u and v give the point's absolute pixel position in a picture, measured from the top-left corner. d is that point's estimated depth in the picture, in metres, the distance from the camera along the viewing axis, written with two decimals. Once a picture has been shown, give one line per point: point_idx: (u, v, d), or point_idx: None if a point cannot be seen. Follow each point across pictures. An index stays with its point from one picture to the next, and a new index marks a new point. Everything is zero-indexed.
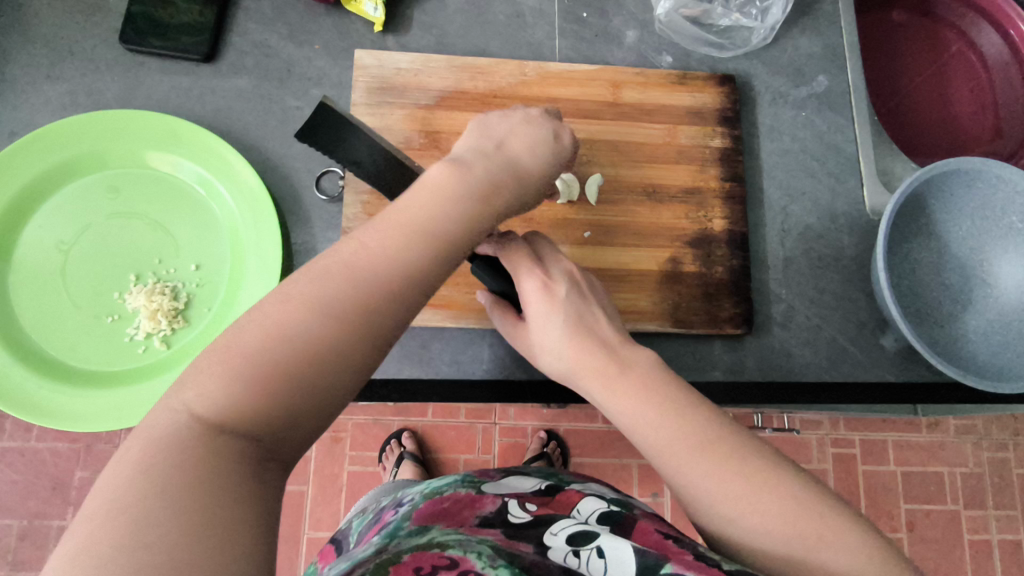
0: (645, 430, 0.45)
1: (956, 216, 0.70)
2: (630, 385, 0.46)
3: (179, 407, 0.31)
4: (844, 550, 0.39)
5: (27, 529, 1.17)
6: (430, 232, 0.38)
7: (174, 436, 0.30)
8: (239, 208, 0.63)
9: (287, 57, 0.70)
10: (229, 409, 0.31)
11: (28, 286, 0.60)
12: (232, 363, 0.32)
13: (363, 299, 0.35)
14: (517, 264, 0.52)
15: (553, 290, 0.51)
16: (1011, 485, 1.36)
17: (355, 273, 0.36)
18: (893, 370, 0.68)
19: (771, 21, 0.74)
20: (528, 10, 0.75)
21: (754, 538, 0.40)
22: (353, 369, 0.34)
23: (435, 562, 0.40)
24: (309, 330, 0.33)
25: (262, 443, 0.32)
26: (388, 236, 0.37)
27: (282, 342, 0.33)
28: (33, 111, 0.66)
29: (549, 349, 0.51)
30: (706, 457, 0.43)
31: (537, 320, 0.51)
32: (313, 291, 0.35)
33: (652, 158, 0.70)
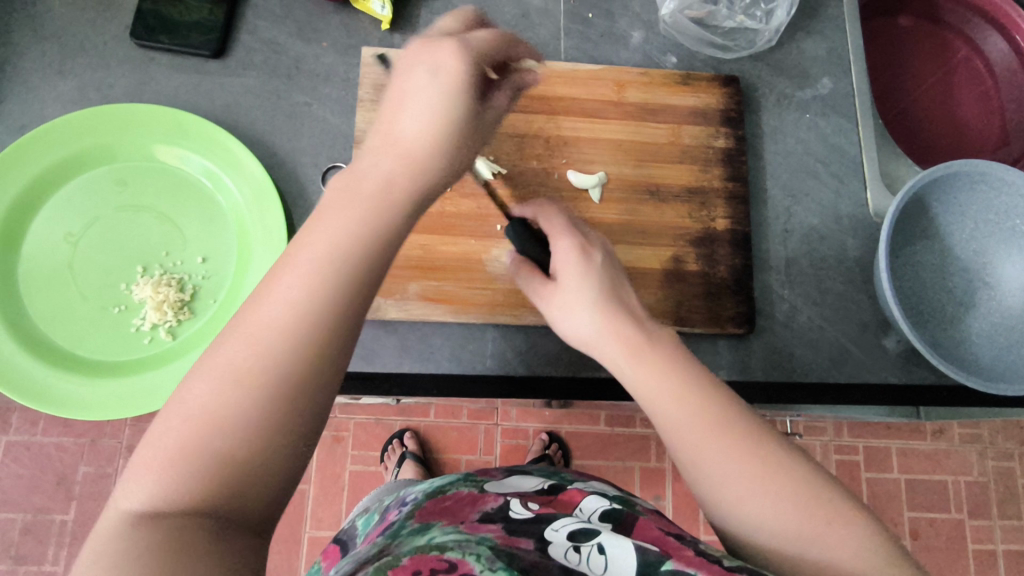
0: (669, 401, 0.45)
1: (960, 218, 0.69)
2: (657, 357, 0.47)
3: (132, 500, 0.32)
4: (850, 537, 0.40)
5: (30, 524, 1.18)
6: (345, 251, 0.38)
7: (118, 536, 0.30)
8: (246, 202, 0.64)
9: (296, 54, 0.71)
10: (183, 491, 0.33)
11: (36, 276, 0.61)
12: (171, 451, 0.33)
13: (293, 352, 0.36)
14: (558, 229, 0.53)
15: (588, 256, 0.51)
16: (1016, 495, 1.36)
17: (271, 318, 0.36)
18: (896, 372, 0.68)
19: (777, 23, 0.75)
20: (534, 11, 0.75)
21: (764, 517, 0.41)
22: (299, 417, 0.36)
23: (434, 565, 0.38)
24: (247, 386, 0.35)
25: (214, 515, 0.32)
26: (302, 267, 0.38)
27: (220, 413, 0.34)
28: (45, 105, 0.67)
29: (576, 311, 0.50)
30: (726, 433, 0.44)
31: (567, 282, 0.51)
32: (229, 350, 0.35)
33: (656, 158, 0.70)
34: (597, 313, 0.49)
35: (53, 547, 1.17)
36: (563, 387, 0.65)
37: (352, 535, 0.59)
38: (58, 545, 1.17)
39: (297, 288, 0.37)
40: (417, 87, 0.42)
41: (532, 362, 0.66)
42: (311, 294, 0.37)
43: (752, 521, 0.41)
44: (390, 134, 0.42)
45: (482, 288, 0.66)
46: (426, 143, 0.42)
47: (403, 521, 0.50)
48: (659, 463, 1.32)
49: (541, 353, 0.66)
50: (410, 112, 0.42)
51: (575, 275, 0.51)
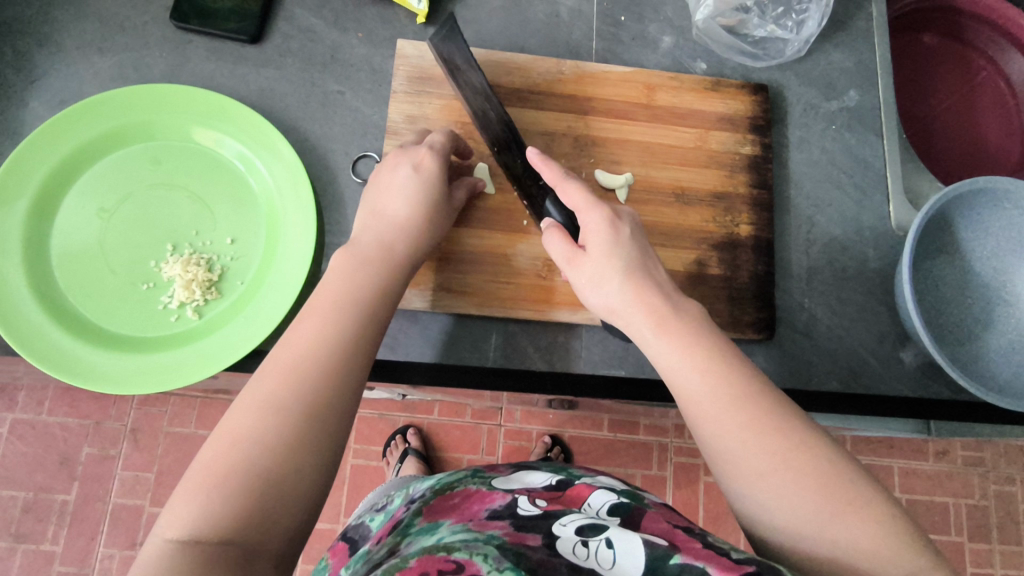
0: (692, 370, 0.47)
1: (982, 235, 0.69)
2: (681, 329, 0.49)
3: (168, 532, 0.38)
4: (871, 519, 0.40)
5: (32, 502, 1.18)
6: (346, 322, 0.49)
7: (159, 560, 0.36)
8: (277, 185, 0.65)
9: (332, 43, 0.72)
10: (213, 520, 0.38)
11: (68, 249, 0.62)
12: (202, 486, 0.39)
13: (310, 402, 0.44)
14: (589, 197, 0.55)
15: (618, 227, 0.54)
16: (1017, 520, 1.35)
17: (285, 369, 0.45)
18: (912, 385, 0.69)
19: (807, 34, 0.75)
20: (566, 11, 0.76)
21: (781, 492, 0.41)
22: (314, 456, 0.42)
23: (441, 566, 0.39)
24: (268, 433, 0.42)
25: (239, 545, 0.38)
26: (313, 330, 0.48)
27: (246, 455, 0.41)
28: (83, 82, 0.68)
29: (604, 282, 0.53)
30: (748, 405, 0.45)
31: (595, 253, 0.53)
32: (256, 398, 0.44)
33: (683, 161, 0.71)
34: (625, 284, 0.52)
35: (53, 526, 1.17)
36: (580, 386, 0.65)
37: (360, 531, 0.59)
38: (59, 524, 1.17)
39: (306, 349, 0.46)
40: (400, 183, 0.59)
41: (551, 358, 0.66)
42: (320, 352, 0.46)
43: (768, 494, 0.42)
44: (385, 214, 0.58)
45: (506, 283, 0.66)
46: (407, 218, 0.58)
47: (410, 519, 0.51)
48: (661, 472, 1.32)
49: (560, 350, 0.66)
50: (402, 197, 0.59)
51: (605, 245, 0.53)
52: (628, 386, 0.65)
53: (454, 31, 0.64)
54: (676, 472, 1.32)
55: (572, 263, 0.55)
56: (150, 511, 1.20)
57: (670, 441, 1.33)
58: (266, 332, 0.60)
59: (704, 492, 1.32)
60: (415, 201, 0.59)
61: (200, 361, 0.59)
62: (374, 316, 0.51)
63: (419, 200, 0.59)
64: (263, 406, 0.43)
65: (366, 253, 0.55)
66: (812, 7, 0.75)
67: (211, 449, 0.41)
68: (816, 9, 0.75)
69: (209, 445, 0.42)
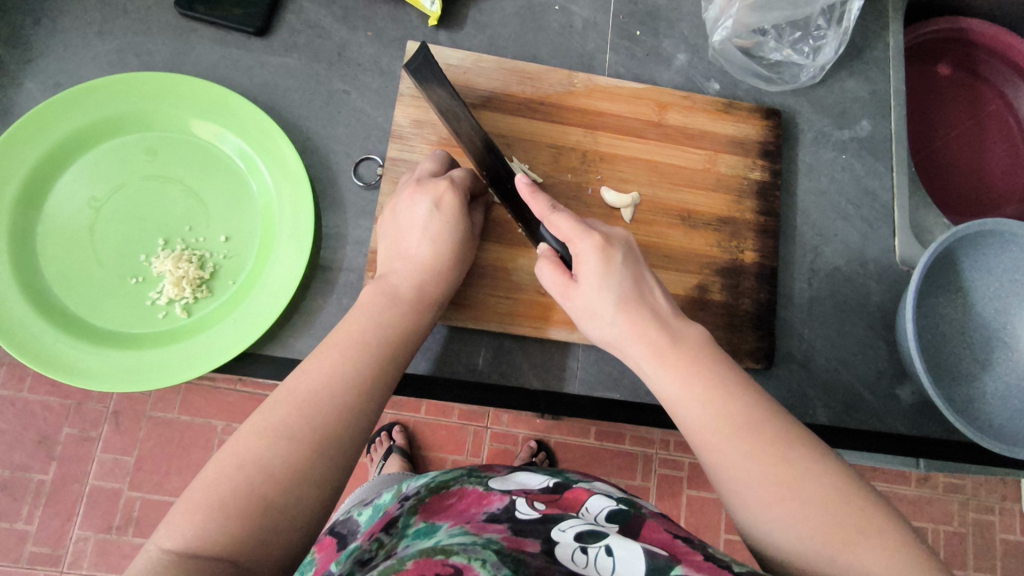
0: (689, 405, 0.46)
1: (986, 275, 0.69)
2: (679, 359, 0.48)
3: (155, 547, 0.36)
4: (885, 548, 0.38)
5: (6, 480, 1.15)
6: (368, 354, 0.48)
7: (152, 570, 0.35)
8: (275, 186, 0.63)
9: (340, 40, 0.70)
10: (204, 540, 0.36)
11: (55, 239, 0.60)
12: (207, 499, 0.38)
13: (316, 427, 0.43)
14: (578, 225, 0.53)
15: (610, 255, 0.52)
16: (994, 549, 1.36)
17: (305, 398, 0.44)
18: (906, 422, 0.68)
19: (822, 60, 0.75)
20: (580, 21, 0.75)
21: (790, 524, 0.40)
22: (317, 481, 0.41)
23: (439, 570, 0.37)
24: (274, 455, 0.41)
25: (236, 564, 0.36)
26: (334, 358, 0.47)
27: (255, 471, 0.40)
28: (81, 64, 0.66)
29: (599, 314, 0.52)
30: (749, 436, 0.44)
31: (587, 284, 0.52)
32: (270, 420, 0.42)
33: (689, 183, 0.69)
34: (621, 313, 0.51)
35: (27, 506, 1.15)
36: (578, 408, 0.64)
37: (349, 527, 0.57)
38: (33, 504, 1.15)
39: (324, 377, 0.45)
40: (420, 221, 0.56)
41: (547, 375, 0.65)
42: (338, 382, 0.45)
43: (775, 527, 0.40)
44: (410, 257, 0.56)
45: (507, 297, 0.65)
46: (428, 254, 0.56)
47: (406, 517, 0.49)
48: (645, 483, 1.31)
49: (558, 368, 0.66)
50: (424, 238, 0.56)
51: (596, 274, 0.52)
52: (625, 409, 0.65)
53: (430, 59, 0.60)
54: (660, 484, 1.31)
55: (564, 296, 0.54)
56: (128, 495, 1.18)
57: (656, 453, 1.32)
58: (256, 334, 0.58)
59: (687, 505, 1.31)
60: (440, 240, 0.56)
61: (187, 361, 0.58)
62: (392, 347, 0.50)
63: (442, 239, 0.56)
64: (275, 430, 0.42)
65: (383, 286, 0.54)
66: (830, 34, 0.74)
67: (219, 462, 0.40)
68: (834, 37, 0.74)
69: (213, 464, 0.40)
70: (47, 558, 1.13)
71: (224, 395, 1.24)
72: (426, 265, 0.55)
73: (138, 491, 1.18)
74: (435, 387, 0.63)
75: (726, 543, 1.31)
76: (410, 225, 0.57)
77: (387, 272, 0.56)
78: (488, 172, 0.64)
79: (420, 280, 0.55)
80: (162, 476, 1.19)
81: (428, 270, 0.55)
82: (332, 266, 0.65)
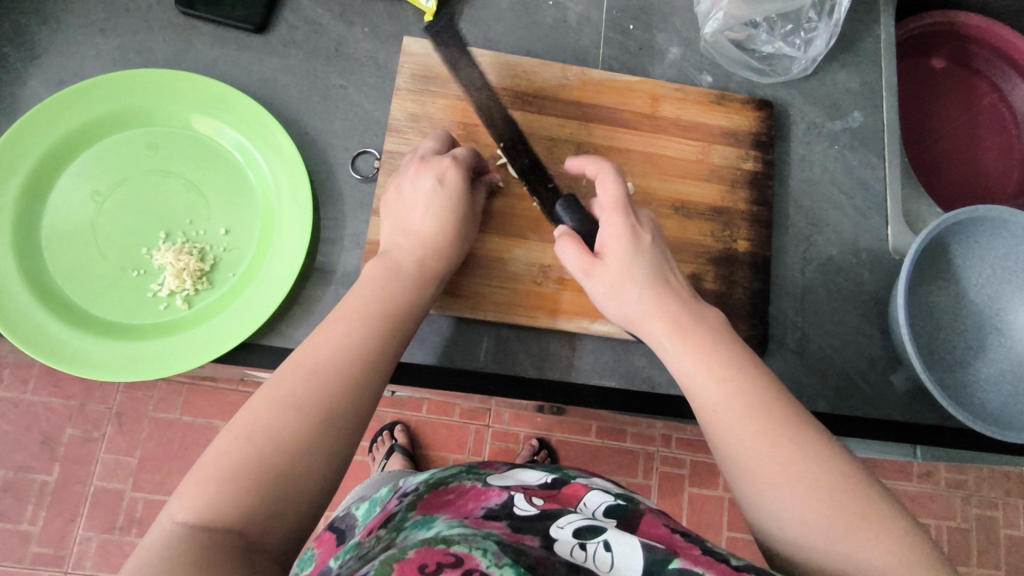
0: (705, 381, 0.47)
1: (978, 262, 0.69)
2: (699, 337, 0.50)
3: (168, 519, 0.37)
4: (886, 534, 0.39)
5: (11, 481, 1.16)
6: (372, 327, 0.49)
7: (166, 543, 0.35)
8: (274, 179, 0.64)
9: (337, 36, 0.71)
10: (214, 512, 0.37)
11: (58, 233, 0.61)
12: (215, 475, 0.39)
13: (324, 401, 0.43)
14: (612, 204, 0.55)
15: (640, 236, 0.54)
16: (997, 545, 1.36)
17: (313, 368, 0.45)
18: (899, 408, 0.69)
19: (814, 53, 0.75)
20: (574, 16, 0.76)
21: (797, 502, 0.41)
22: (325, 456, 0.42)
23: (440, 559, 0.38)
24: (284, 426, 0.41)
25: (245, 536, 0.37)
26: (339, 334, 0.47)
27: (266, 433, 0.41)
28: (83, 62, 0.68)
29: (624, 290, 0.53)
30: (762, 415, 0.44)
31: (613, 262, 0.53)
32: (280, 392, 0.43)
33: (683, 174, 0.70)
34: (646, 292, 0.52)
35: (31, 506, 1.16)
36: (576, 397, 0.65)
37: (347, 522, 0.58)
38: (37, 504, 1.16)
39: (332, 350, 0.46)
40: (424, 197, 0.58)
41: (544, 365, 0.66)
42: (346, 356, 0.46)
43: (781, 503, 0.41)
44: (414, 232, 0.57)
45: (504, 286, 0.66)
46: (433, 232, 0.57)
47: (404, 511, 0.50)
48: (646, 480, 1.31)
49: (554, 358, 0.66)
50: (429, 213, 0.57)
51: (624, 254, 0.53)
52: (622, 397, 0.65)
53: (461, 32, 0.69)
54: (661, 482, 1.32)
55: (586, 274, 0.54)
56: (131, 495, 1.19)
57: (657, 450, 1.33)
58: (256, 325, 0.59)
59: (688, 502, 1.32)
60: (443, 215, 0.57)
61: (188, 352, 0.59)
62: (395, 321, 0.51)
63: (445, 214, 0.57)
64: (284, 403, 0.43)
65: (385, 260, 0.55)
66: (821, 26, 0.75)
67: (229, 437, 0.41)
68: (825, 28, 0.75)
69: (222, 440, 0.41)
70: (51, 558, 1.14)
71: (226, 395, 1.25)
72: (431, 241, 0.56)
73: (141, 492, 1.19)
74: (436, 378, 0.63)
75: (728, 540, 1.32)
76: (415, 199, 0.58)
77: (390, 248, 0.56)
78: (505, 141, 0.69)
79: (422, 256, 0.56)
80: (165, 476, 1.20)
81: (432, 248, 0.56)
82: (330, 259, 0.65)
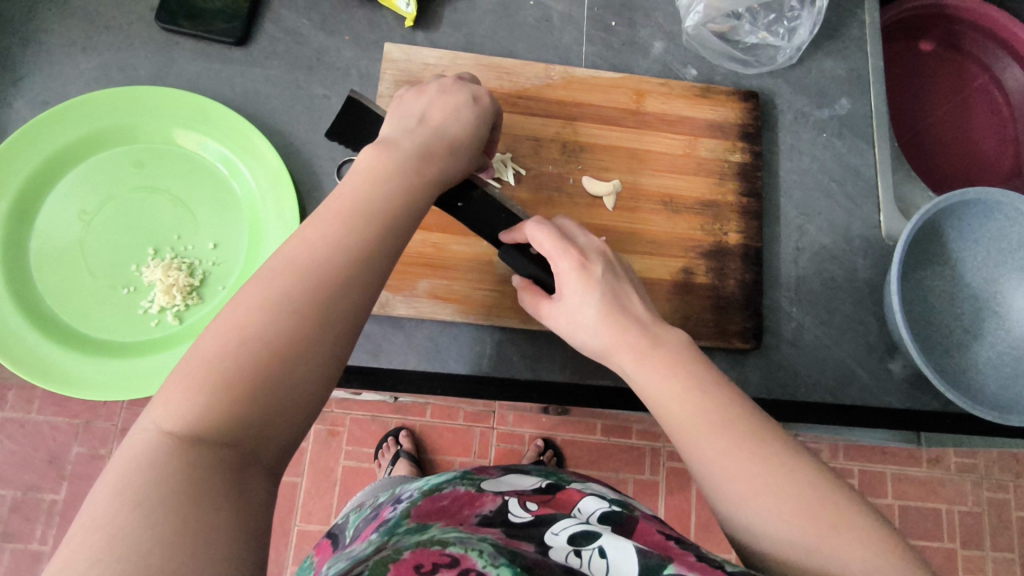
0: (667, 405, 0.45)
1: (971, 245, 0.69)
2: (659, 361, 0.47)
3: (147, 427, 0.31)
4: (859, 542, 0.38)
5: (20, 501, 1.17)
6: (364, 220, 0.41)
7: (151, 457, 0.30)
8: (260, 190, 0.64)
9: (318, 45, 0.71)
10: (202, 421, 0.32)
11: (46, 254, 0.61)
12: (201, 378, 0.33)
13: (319, 294, 0.37)
14: (557, 244, 0.51)
15: (589, 269, 0.50)
16: (1010, 528, 1.34)
17: (290, 276, 0.37)
18: (899, 396, 0.68)
19: (798, 41, 0.75)
20: (556, 15, 0.76)
21: (769, 517, 0.40)
22: (322, 361, 0.36)
23: (436, 560, 0.39)
24: (269, 327, 0.35)
25: (236, 447, 0.32)
26: (328, 231, 0.40)
27: (234, 359, 0.33)
28: (66, 81, 0.68)
29: (580, 324, 0.50)
30: (727, 433, 0.43)
31: (568, 296, 0.51)
32: (266, 293, 0.36)
33: (671, 169, 0.70)
34: (603, 322, 0.49)
35: (41, 526, 1.16)
36: (571, 397, 0.65)
37: (341, 528, 0.59)
38: (47, 524, 1.16)
39: (321, 245, 0.39)
40: (432, 102, 0.51)
41: (536, 365, 0.66)
42: (338, 251, 0.39)
43: (754, 519, 0.40)
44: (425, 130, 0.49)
45: (493, 290, 0.66)
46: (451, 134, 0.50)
47: (398, 520, 0.49)
48: (653, 476, 1.31)
49: (548, 358, 0.66)
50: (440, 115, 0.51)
51: (576, 287, 0.50)
52: (619, 396, 0.65)
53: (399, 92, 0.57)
54: (668, 477, 1.31)
55: (547, 312, 0.53)
56: None
57: (663, 446, 1.32)
58: None
59: (697, 496, 1.31)
60: (458, 119, 0.51)
61: None
62: (347, 274, 0.38)
63: (455, 117, 0.51)
64: (273, 305, 0.36)
65: (337, 203, 0.41)
66: (804, 15, 0.75)
67: (214, 336, 0.34)
68: (807, 17, 0.75)
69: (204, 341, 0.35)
70: None
71: None
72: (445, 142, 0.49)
73: None
74: (426, 383, 0.64)
75: None
76: (406, 111, 0.51)
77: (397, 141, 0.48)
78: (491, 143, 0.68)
79: (438, 152, 0.48)
80: None
81: (449, 149, 0.49)
82: None
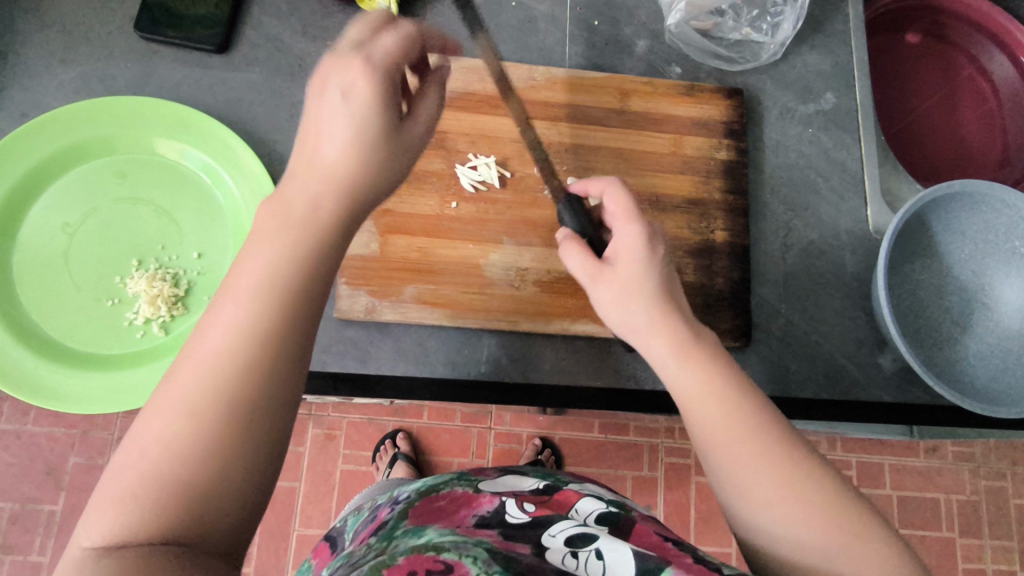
0: (703, 402, 0.45)
1: (958, 238, 0.69)
2: (700, 354, 0.47)
3: (132, 455, 0.34)
4: (876, 552, 0.39)
5: (17, 513, 1.17)
6: (315, 228, 0.39)
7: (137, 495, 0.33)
8: (243, 199, 0.64)
9: (300, 52, 0.71)
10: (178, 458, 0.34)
11: (30, 268, 0.61)
12: (173, 411, 0.34)
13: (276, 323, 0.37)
14: (625, 210, 0.52)
15: (654, 249, 0.50)
16: (1008, 516, 1.35)
17: (242, 302, 0.37)
18: (889, 390, 0.68)
19: (782, 36, 0.75)
20: (540, 15, 0.75)
21: (791, 522, 0.40)
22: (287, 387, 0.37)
23: (430, 566, 0.38)
24: (238, 358, 0.36)
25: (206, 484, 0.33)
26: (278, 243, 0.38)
27: (203, 395, 0.35)
28: (46, 93, 0.67)
29: (631, 300, 0.49)
30: (757, 436, 0.43)
31: (624, 269, 0.50)
32: (226, 322, 0.36)
33: (658, 168, 0.70)
34: (653, 307, 0.48)
35: (39, 537, 1.16)
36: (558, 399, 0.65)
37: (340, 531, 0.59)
38: (45, 535, 1.16)
39: (277, 261, 0.38)
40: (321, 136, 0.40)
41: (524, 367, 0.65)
42: (290, 266, 0.38)
43: (776, 523, 0.41)
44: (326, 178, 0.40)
45: (481, 293, 0.65)
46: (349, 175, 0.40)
47: (394, 521, 0.48)
48: (652, 472, 1.31)
49: (535, 360, 0.65)
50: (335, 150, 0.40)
51: (640, 264, 0.50)
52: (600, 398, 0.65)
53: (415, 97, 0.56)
54: (667, 472, 1.31)
55: (593, 278, 0.52)
56: None
57: (661, 442, 1.32)
58: None
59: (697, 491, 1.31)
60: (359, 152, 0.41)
61: None
62: (298, 293, 0.38)
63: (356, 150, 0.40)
64: (234, 331, 0.36)
65: (277, 213, 0.39)
66: (787, 10, 0.75)
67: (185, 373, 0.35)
68: (791, 12, 0.75)
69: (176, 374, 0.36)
70: None
71: None
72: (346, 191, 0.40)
73: None
74: (413, 389, 0.64)
75: None
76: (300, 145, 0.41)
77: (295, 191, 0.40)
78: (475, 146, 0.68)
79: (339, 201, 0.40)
80: None
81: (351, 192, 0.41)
82: None
